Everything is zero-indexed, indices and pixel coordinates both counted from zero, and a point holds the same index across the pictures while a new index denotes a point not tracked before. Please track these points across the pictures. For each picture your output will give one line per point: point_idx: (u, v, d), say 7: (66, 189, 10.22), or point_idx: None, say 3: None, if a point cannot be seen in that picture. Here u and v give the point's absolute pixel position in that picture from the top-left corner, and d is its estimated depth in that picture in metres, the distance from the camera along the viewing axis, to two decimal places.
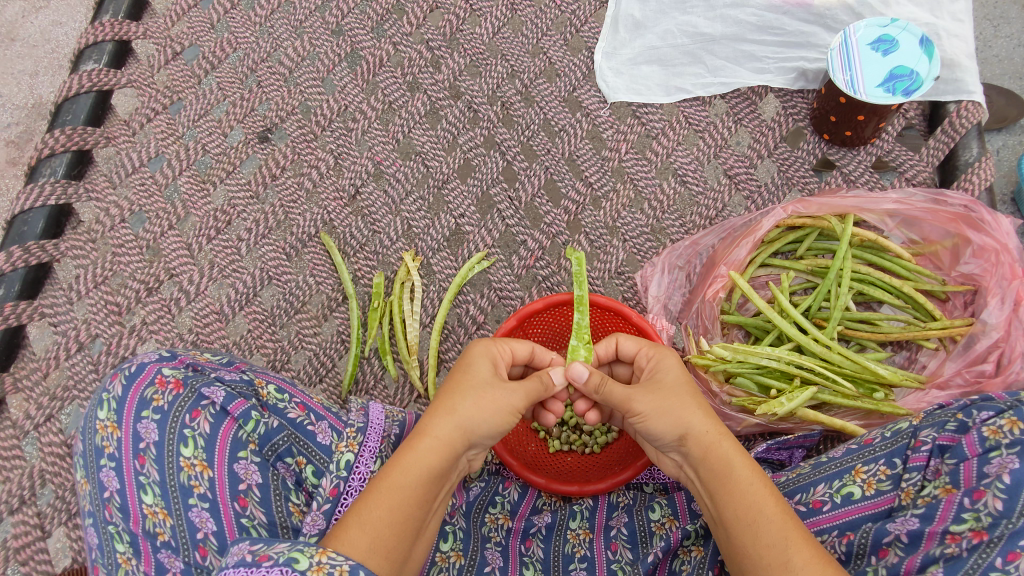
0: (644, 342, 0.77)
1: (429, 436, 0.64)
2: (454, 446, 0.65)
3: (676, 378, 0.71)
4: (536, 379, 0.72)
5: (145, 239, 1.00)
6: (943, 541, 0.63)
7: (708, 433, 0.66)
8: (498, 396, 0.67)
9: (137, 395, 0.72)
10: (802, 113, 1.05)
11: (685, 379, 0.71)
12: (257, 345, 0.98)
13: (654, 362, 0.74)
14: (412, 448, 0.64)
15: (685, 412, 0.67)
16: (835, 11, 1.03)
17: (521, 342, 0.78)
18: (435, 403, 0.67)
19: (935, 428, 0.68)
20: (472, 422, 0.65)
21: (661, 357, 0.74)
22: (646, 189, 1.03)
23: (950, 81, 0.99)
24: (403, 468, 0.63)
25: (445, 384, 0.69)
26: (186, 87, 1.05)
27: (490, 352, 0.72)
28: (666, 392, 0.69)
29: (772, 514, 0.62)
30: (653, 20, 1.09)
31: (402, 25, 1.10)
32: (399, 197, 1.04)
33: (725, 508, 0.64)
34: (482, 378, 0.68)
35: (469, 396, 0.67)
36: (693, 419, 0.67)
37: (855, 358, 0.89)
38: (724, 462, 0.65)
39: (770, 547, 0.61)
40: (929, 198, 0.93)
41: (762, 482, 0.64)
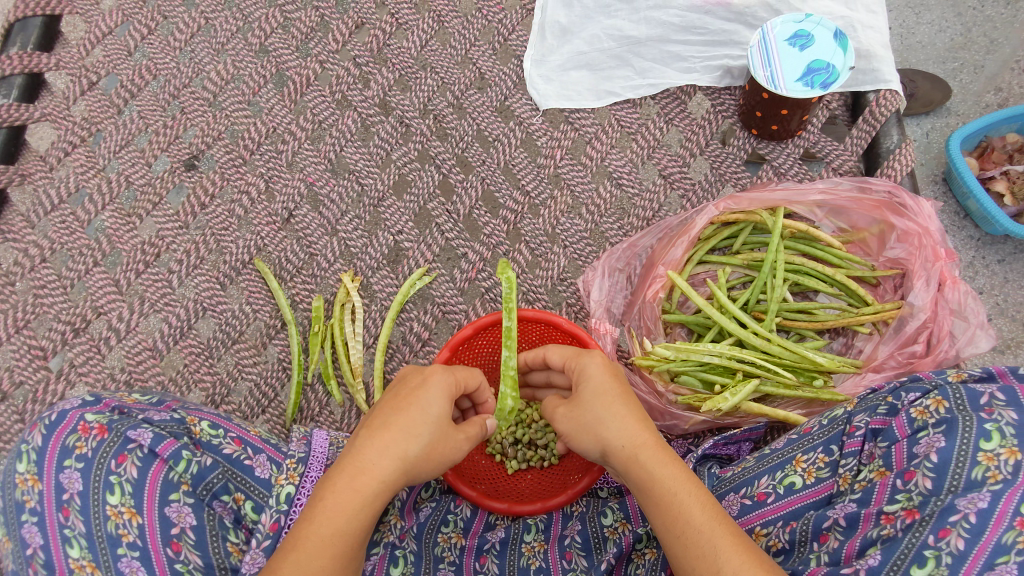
0: (568, 354, 0.78)
1: (372, 480, 0.63)
2: (395, 488, 0.65)
3: (602, 389, 0.70)
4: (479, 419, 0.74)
5: (69, 278, 0.96)
6: (879, 523, 0.63)
7: (632, 442, 0.67)
8: (446, 444, 0.68)
9: (58, 445, 0.69)
10: (731, 110, 1.07)
11: (602, 388, 0.71)
12: (194, 379, 0.95)
13: (580, 372, 0.73)
14: (354, 490, 0.63)
15: (604, 427, 0.69)
16: (755, 9, 1.05)
17: (475, 372, 0.77)
18: (380, 435, 0.65)
19: (868, 413, 0.70)
20: (418, 468, 0.66)
21: (587, 363, 0.73)
22: (583, 194, 1.03)
23: (867, 71, 1.02)
24: (342, 510, 0.62)
25: (396, 416, 0.66)
26: (105, 118, 1.02)
27: (448, 385, 0.70)
28: (581, 413, 0.71)
29: (704, 522, 0.62)
30: (580, 25, 1.08)
31: (328, 43, 1.08)
32: (334, 217, 1.02)
33: (656, 518, 0.65)
34: (436, 420, 0.67)
35: (421, 442, 0.66)
36: (608, 432, 0.68)
37: (794, 349, 0.91)
38: (648, 472, 0.66)
39: (699, 557, 0.61)
40: (855, 187, 0.95)
41: (688, 486, 0.65)
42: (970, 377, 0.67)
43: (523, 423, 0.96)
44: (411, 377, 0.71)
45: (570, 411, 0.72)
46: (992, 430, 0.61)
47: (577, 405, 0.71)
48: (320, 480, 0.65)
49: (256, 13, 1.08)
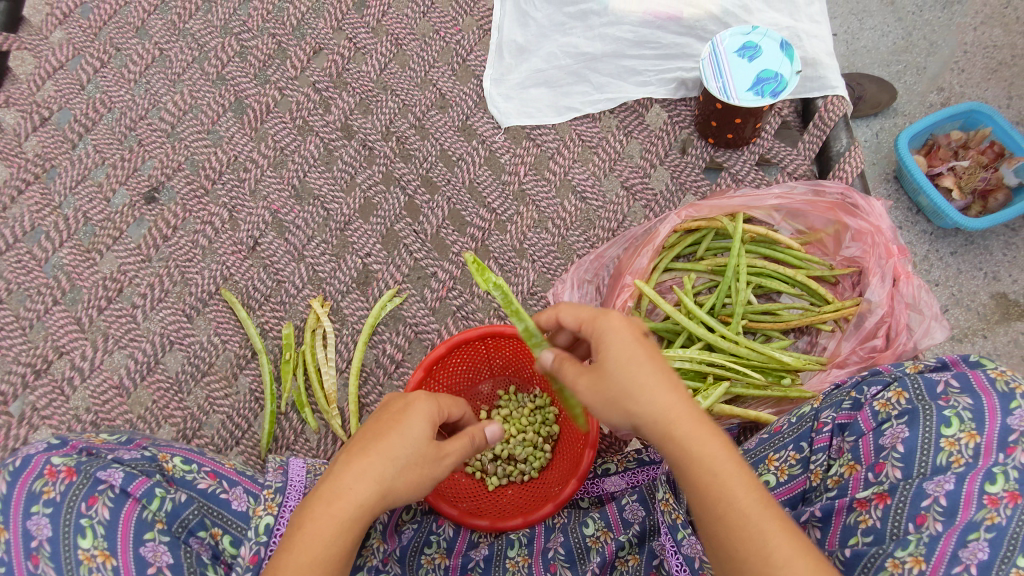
0: (584, 313, 0.69)
1: (348, 508, 0.63)
2: (373, 513, 0.64)
3: (625, 354, 0.63)
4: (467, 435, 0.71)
5: (29, 319, 0.94)
6: (854, 509, 0.66)
7: (668, 409, 0.62)
8: (428, 468, 0.67)
9: (24, 491, 0.66)
10: (688, 120, 1.09)
11: (627, 359, 0.63)
12: (165, 415, 0.93)
13: (604, 346, 0.64)
14: (331, 516, 0.63)
15: (642, 397, 0.62)
16: (704, 22, 1.08)
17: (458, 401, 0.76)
18: (358, 460, 0.65)
19: (833, 409, 0.73)
20: (395, 494, 0.65)
21: (612, 324, 0.65)
22: (549, 209, 1.04)
23: (815, 78, 1.06)
24: (322, 538, 0.62)
25: (376, 440, 0.66)
26: (60, 154, 1.00)
27: (430, 407, 0.69)
28: (612, 386, 0.63)
29: (747, 498, 0.60)
30: (536, 44, 1.10)
31: (286, 69, 1.08)
32: (301, 243, 1.01)
33: (699, 499, 0.61)
34: (416, 445, 0.66)
35: (399, 466, 0.65)
36: (648, 400, 0.62)
37: (761, 350, 0.93)
38: (689, 453, 0.61)
39: (749, 540, 0.59)
40: (810, 190, 0.99)
41: (727, 459, 0.62)
42: (926, 367, 0.71)
43: (501, 439, 0.97)
44: (395, 403, 0.70)
45: (594, 381, 0.64)
46: (951, 416, 0.64)
47: (606, 378, 0.63)
48: (298, 506, 0.65)
49: (211, 42, 1.08)
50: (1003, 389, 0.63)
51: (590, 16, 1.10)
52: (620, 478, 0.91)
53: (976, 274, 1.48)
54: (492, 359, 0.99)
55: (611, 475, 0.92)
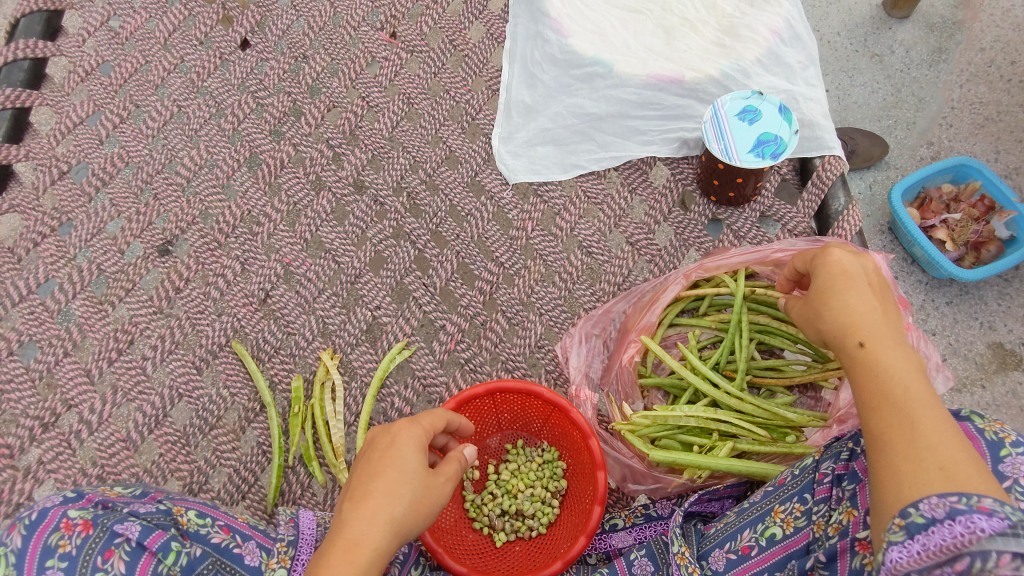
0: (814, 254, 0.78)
1: (363, 548, 0.63)
2: (388, 553, 0.65)
3: (845, 274, 0.72)
4: (456, 457, 0.75)
5: (39, 371, 0.94)
6: (856, 552, 0.66)
7: (872, 320, 0.68)
8: (430, 496, 0.69)
9: (39, 544, 0.71)
10: (690, 178, 1.12)
11: (846, 288, 0.71)
12: (171, 469, 0.93)
13: (816, 274, 0.75)
14: (349, 562, 0.62)
15: (851, 313, 0.69)
16: (705, 86, 1.13)
17: (440, 416, 0.76)
18: (364, 504, 0.65)
19: (833, 459, 0.73)
20: (406, 530, 0.66)
21: (829, 259, 0.74)
22: (556, 263, 1.06)
23: (812, 139, 1.10)
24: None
25: (376, 481, 0.67)
26: (76, 207, 1.02)
27: (422, 437, 0.71)
28: (836, 313, 0.71)
29: (932, 404, 0.61)
30: (543, 104, 1.14)
31: (301, 126, 1.11)
32: (312, 296, 1.02)
33: (880, 411, 0.63)
34: (415, 476, 0.68)
35: (408, 497, 0.67)
36: (853, 313, 0.69)
37: (767, 407, 0.94)
38: (881, 369, 0.65)
39: (927, 448, 0.58)
40: (811, 246, 1.02)
41: (917, 374, 0.63)
42: None
43: (509, 493, 0.97)
44: (380, 440, 0.70)
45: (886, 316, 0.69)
46: None
47: (823, 305, 0.72)
48: (312, 559, 0.64)
49: (228, 100, 1.11)
50: (991, 437, 0.64)
51: (595, 79, 1.13)
52: (627, 534, 0.91)
53: (972, 323, 1.50)
54: (498, 414, 1.00)
55: (619, 529, 0.93)
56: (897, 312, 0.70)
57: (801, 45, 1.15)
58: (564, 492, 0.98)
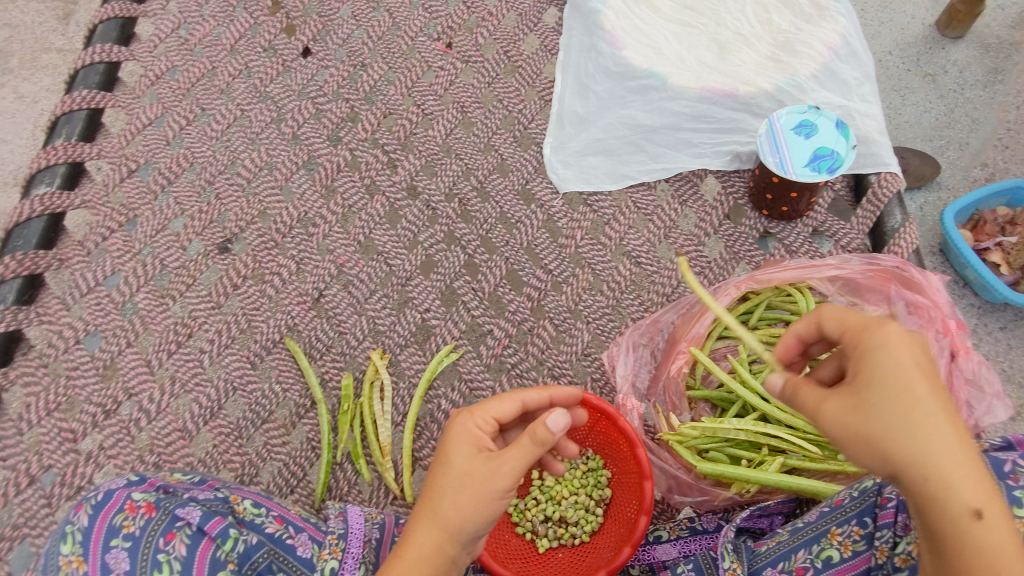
0: (847, 324, 0.67)
1: (415, 543, 0.69)
2: (440, 547, 0.69)
3: (895, 377, 0.60)
4: (527, 440, 0.68)
5: (103, 360, 0.97)
6: None
7: (953, 471, 0.57)
8: (476, 486, 0.69)
9: (105, 524, 0.74)
10: (741, 192, 1.12)
11: (902, 387, 0.59)
12: (224, 460, 0.95)
13: (869, 357, 0.62)
14: (401, 558, 0.69)
15: (919, 447, 0.58)
16: (759, 100, 1.13)
17: (508, 401, 0.76)
18: (421, 502, 0.71)
19: (898, 484, 0.73)
20: (454, 524, 0.68)
21: (882, 338, 0.62)
22: (604, 272, 1.07)
23: (868, 155, 1.09)
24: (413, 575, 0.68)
25: (429, 481, 0.72)
26: (143, 205, 1.06)
27: (468, 430, 0.73)
28: (869, 419, 0.60)
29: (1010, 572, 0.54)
30: (596, 115, 1.15)
31: (358, 132, 1.14)
32: (363, 297, 1.04)
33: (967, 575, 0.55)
34: (456, 472, 0.70)
35: (449, 492, 0.69)
36: (926, 451, 0.57)
37: (818, 424, 0.92)
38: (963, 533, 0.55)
39: None
40: (865, 262, 1.01)
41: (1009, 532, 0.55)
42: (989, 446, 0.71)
43: (553, 500, 0.97)
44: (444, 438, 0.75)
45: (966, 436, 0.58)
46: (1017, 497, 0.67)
47: (861, 403, 0.61)
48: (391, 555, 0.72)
49: (289, 105, 1.14)
50: None
51: (649, 91, 1.15)
52: (672, 546, 0.92)
53: None
54: None
55: (664, 541, 0.92)
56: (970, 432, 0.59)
57: (857, 61, 1.14)
58: (608, 501, 0.97)
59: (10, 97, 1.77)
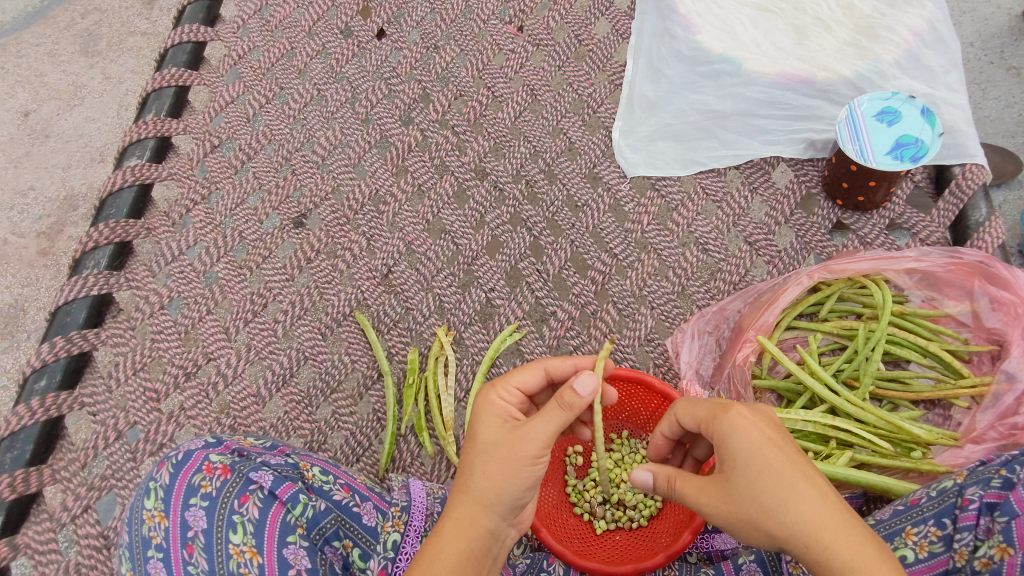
0: (700, 416, 0.73)
1: (451, 517, 0.70)
2: (475, 516, 0.69)
3: (750, 450, 0.67)
4: (552, 403, 0.70)
5: (185, 325, 1.02)
6: None
7: (826, 531, 0.63)
8: (506, 453, 0.69)
9: (185, 483, 0.78)
10: (815, 180, 1.09)
11: (755, 468, 0.67)
12: (294, 426, 0.99)
13: (727, 440, 0.69)
14: (437, 533, 0.70)
15: (787, 515, 0.64)
16: (838, 86, 1.09)
17: (531, 371, 0.78)
18: (454, 479, 0.72)
19: (980, 486, 0.72)
20: (485, 494, 0.69)
21: (730, 424, 0.69)
22: (670, 258, 1.06)
23: (952, 146, 1.05)
24: (452, 550, 0.68)
25: (461, 458, 0.73)
26: (224, 178, 1.10)
27: (493, 401, 0.75)
28: (738, 501, 0.67)
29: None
30: (666, 100, 1.14)
31: (429, 113, 1.16)
32: (430, 274, 1.07)
33: None
34: (485, 442, 0.71)
35: (477, 462, 0.70)
36: (791, 518, 0.64)
37: (890, 419, 0.90)
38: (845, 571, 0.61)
39: None
40: (946, 256, 0.98)
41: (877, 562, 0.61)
42: None
43: (612, 482, 0.97)
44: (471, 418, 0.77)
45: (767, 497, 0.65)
46: None
47: (730, 487, 0.68)
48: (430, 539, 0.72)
49: (363, 85, 1.17)
50: None
51: (722, 76, 1.13)
52: (731, 537, 0.91)
53: None
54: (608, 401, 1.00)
55: (722, 531, 0.91)
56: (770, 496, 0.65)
57: (944, 48, 1.09)
58: None
59: (99, 77, 1.86)
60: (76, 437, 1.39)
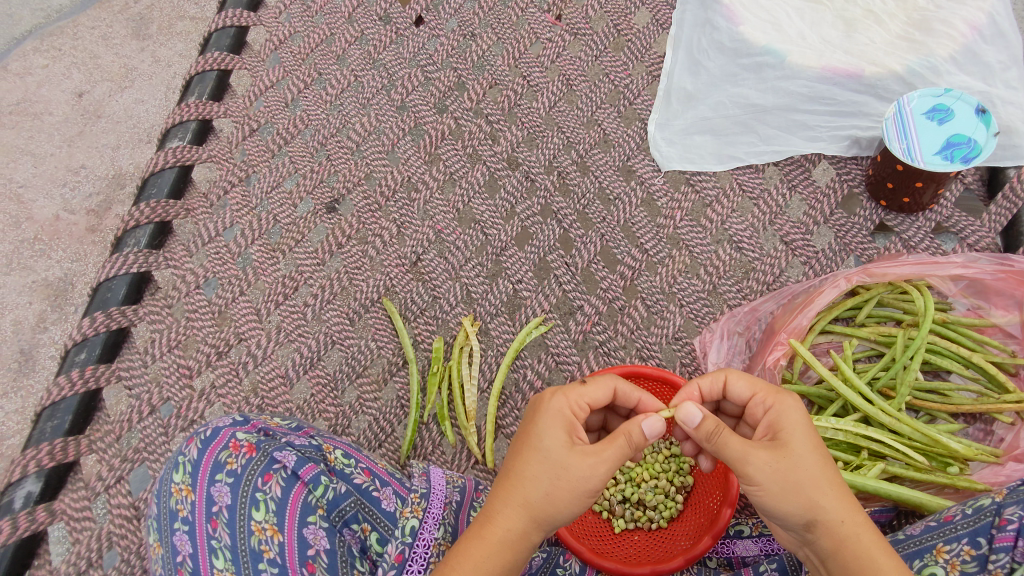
0: (759, 385, 0.71)
1: (501, 527, 0.68)
2: (523, 532, 0.68)
3: (804, 429, 0.66)
4: (622, 437, 0.68)
5: (218, 305, 1.05)
6: None
7: (851, 516, 0.65)
8: (572, 476, 0.66)
9: (211, 458, 0.80)
10: (857, 180, 1.05)
11: (813, 442, 0.66)
12: (320, 409, 1.01)
13: (783, 417, 0.67)
14: (483, 539, 0.67)
15: (827, 494, 0.64)
16: (887, 81, 1.05)
17: (604, 386, 0.75)
18: (503, 487, 0.69)
19: (1021, 506, 0.69)
20: (542, 512, 0.67)
21: (788, 405, 0.68)
22: (702, 255, 1.03)
23: (1007, 147, 1.00)
24: (497, 559, 0.67)
25: (518, 463, 0.69)
26: (261, 162, 1.12)
27: (564, 413, 0.71)
28: (793, 466, 0.64)
29: None
30: (705, 92, 1.11)
31: (463, 101, 1.15)
32: (458, 263, 1.07)
33: None
34: (553, 457, 0.67)
35: (541, 480, 0.67)
36: (826, 500, 0.64)
37: (926, 431, 0.87)
38: (865, 558, 0.64)
39: None
40: (995, 263, 0.94)
41: (888, 553, 0.64)
42: None
43: (633, 482, 0.96)
44: (529, 418, 0.73)
45: (809, 481, 0.64)
46: None
47: (784, 456, 0.65)
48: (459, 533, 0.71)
49: (400, 72, 1.17)
50: None
51: (764, 69, 1.09)
52: (753, 543, 0.88)
53: None
54: None
55: (744, 537, 0.89)
56: (816, 479, 0.64)
57: (1004, 42, 1.04)
58: (689, 489, 0.95)
59: (149, 60, 1.91)
60: (116, 408, 1.45)
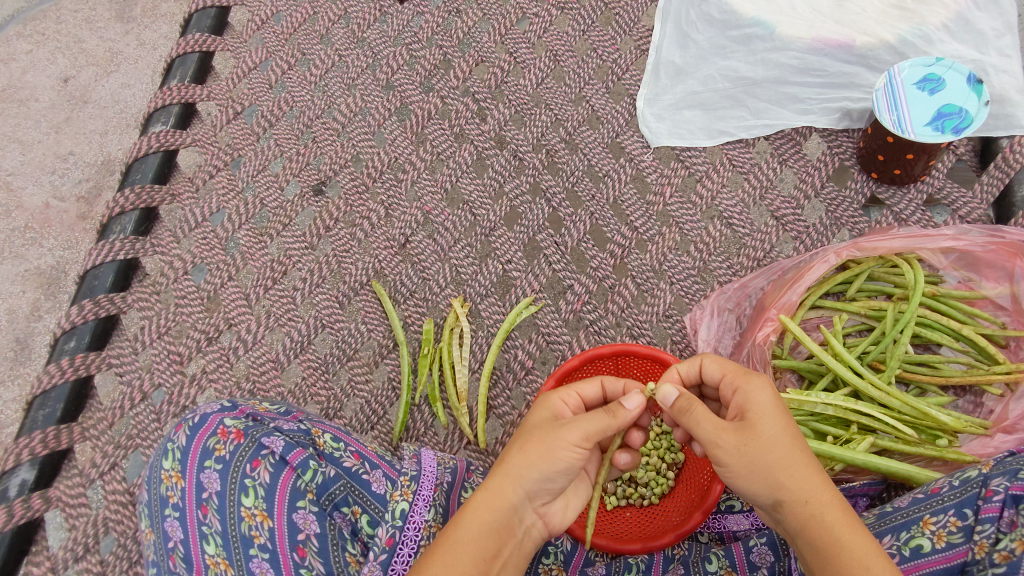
0: (729, 367, 0.72)
1: (483, 489, 0.68)
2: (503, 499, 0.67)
3: (771, 409, 0.66)
4: (601, 409, 0.68)
5: (207, 291, 1.04)
6: None
7: (820, 497, 0.64)
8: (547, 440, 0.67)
9: (200, 445, 0.80)
10: (848, 152, 1.04)
11: (781, 423, 0.66)
12: (312, 393, 1.01)
13: (749, 399, 0.68)
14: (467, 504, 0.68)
15: (789, 476, 0.64)
16: (879, 52, 1.03)
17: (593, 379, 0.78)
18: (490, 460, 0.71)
19: (1007, 478, 0.69)
20: (518, 468, 0.67)
21: (755, 386, 0.68)
22: (692, 232, 1.03)
23: (1000, 116, 0.99)
24: (475, 520, 0.66)
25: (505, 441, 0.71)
26: (246, 145, 1.11)
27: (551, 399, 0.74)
28: (758, 447, 0.64)
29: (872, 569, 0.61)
30: (694, 66, 1.09)
31: (449, 79, 1.13)
32: (447, 245, 1.06)
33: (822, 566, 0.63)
34: (533, 429, 0.70)
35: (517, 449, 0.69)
36: (791, 481, 0.64)
37: (915, 404, 0.87)
38: (833, 540, 0.63)
39: None
40: (987, 235, 0.93)
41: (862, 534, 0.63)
42: None
43: None
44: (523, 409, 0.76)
45: (774, 460, 0.64)
46: None
47: (749, 437, 0.65)
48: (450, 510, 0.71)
49: (384, 51, 1.15)
50: None
51: (754, 41, 1.07)
52: (744, 517, 0.89)
53: None
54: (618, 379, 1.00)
55: (735, 512, 0.91)
56: (781, 459, 0.64)
57: (999, 9, 1.01)
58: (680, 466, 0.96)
59: (134, 43, 1.88)
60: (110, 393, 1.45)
